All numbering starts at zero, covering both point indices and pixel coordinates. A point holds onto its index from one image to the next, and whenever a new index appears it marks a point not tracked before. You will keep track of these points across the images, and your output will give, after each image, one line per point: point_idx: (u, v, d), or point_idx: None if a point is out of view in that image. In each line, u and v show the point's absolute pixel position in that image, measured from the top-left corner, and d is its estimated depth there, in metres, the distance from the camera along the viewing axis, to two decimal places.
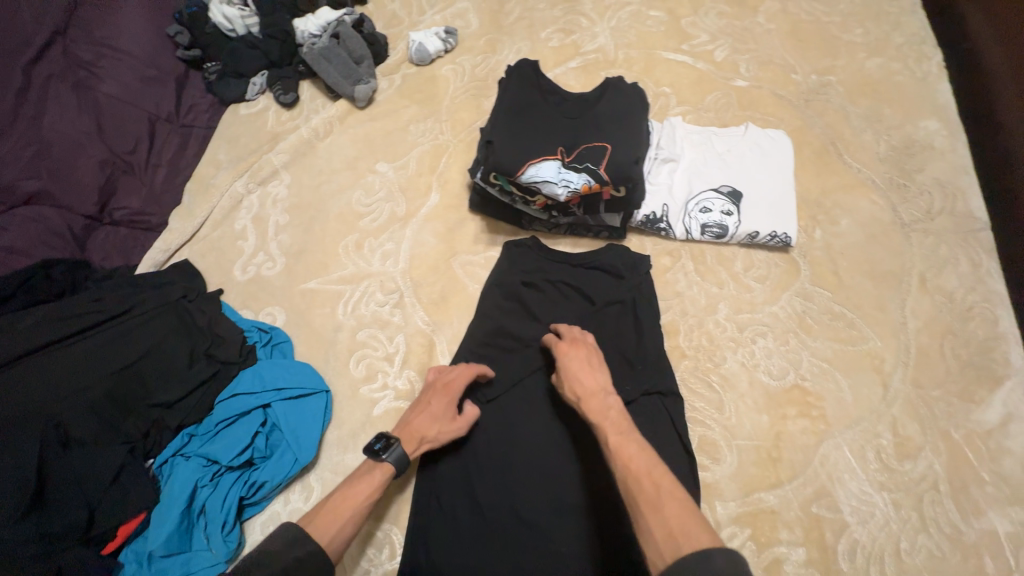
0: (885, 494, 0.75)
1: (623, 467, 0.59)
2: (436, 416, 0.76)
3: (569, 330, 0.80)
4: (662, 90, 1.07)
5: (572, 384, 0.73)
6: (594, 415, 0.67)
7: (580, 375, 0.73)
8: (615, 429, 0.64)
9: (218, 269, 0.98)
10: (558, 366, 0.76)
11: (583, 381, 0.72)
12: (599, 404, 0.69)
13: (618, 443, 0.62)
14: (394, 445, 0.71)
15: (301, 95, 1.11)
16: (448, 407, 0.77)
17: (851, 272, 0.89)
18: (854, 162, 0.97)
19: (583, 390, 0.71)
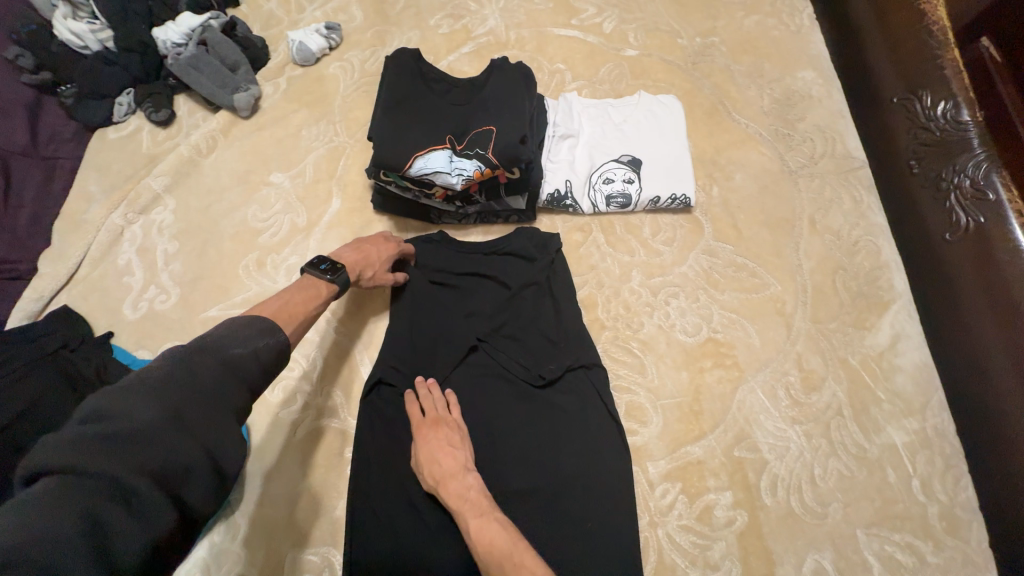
0: (797, 427, 0.79)
1: (483, 554, 0.64)
2: (376, 256, 0.81)
3: (430, 404, 0.77)
4: (557, 67, 1.06)
5: (429, 466, 0.73)
6: (454, 500, 0.69)
7: (442, 457, 0.73)
8: (475, 512, 0.68)
9: (104, 310, 0.89)
10: (417, 446, 0.75)
11: (442, 463, 0.72)
12: (458, 486, 0.70)
13: (478, 530, 0.65)
14: (343, 269, 0.73)
15: (177, 111, 1.02)
16: (388, 253, 0.82)
17: (749, 224, 0.93)
18: (742, 118, 1.00)
19: (441, 473, 0.72)
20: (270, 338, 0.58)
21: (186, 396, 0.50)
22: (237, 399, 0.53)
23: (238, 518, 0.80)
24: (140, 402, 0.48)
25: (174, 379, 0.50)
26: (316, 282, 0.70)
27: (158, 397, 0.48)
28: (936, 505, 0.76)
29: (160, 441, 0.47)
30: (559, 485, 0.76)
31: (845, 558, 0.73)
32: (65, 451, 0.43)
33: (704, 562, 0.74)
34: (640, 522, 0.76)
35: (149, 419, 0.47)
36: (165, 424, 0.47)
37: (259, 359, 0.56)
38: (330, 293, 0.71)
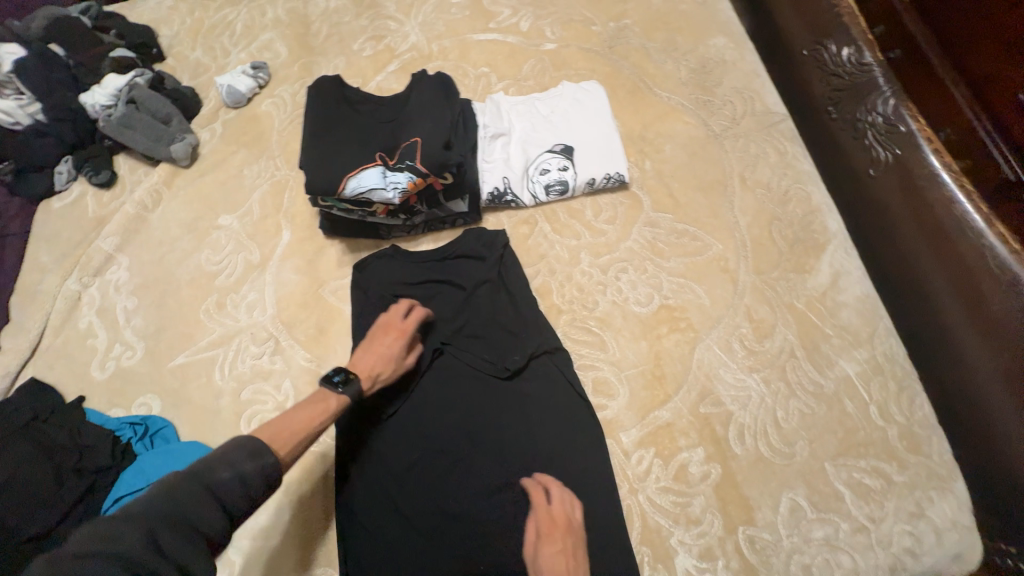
0: (756, 375, 0.83)
1: None
2: (386, 355, 0.79)
3: (558, 506, 0.70)
4: (481, 71, 1.10)
5: None
6: None
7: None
8: None
9: (72, 377, 0.90)
10: (536, 553, 0.66)
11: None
12: None
13: None
14: (353, 380, 0.74)
15: (118, 170, 1.04)
16: (401, 348, 0.81)
17: (684, 191, 0.96)
18: (663, 92, 1.05)
19: None
20: (256, 459, 0.61)
21: (167, 520, 0.52)
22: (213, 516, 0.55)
23: (233, 555, 0.82)
24: (122, 528, 0.50)
25: (154, 509, 0.53)
26: (328, 398, 0.72)
27: (139, 522, 0.51)
28: (895, 426, 0.79)
29: (139, 560, 0.48)
30: (538, 468, 0.78)
31: (818, 491, 0.76)
32: (92, 541, 0.49)
33: (686, 518, 0.76)
34: (620, 491, 0.78)
35: (129, 542, 0.49)
36: (145, 548, 0.49)
37: (248, 481, 0.59)
38: (340, 406, 0.72)
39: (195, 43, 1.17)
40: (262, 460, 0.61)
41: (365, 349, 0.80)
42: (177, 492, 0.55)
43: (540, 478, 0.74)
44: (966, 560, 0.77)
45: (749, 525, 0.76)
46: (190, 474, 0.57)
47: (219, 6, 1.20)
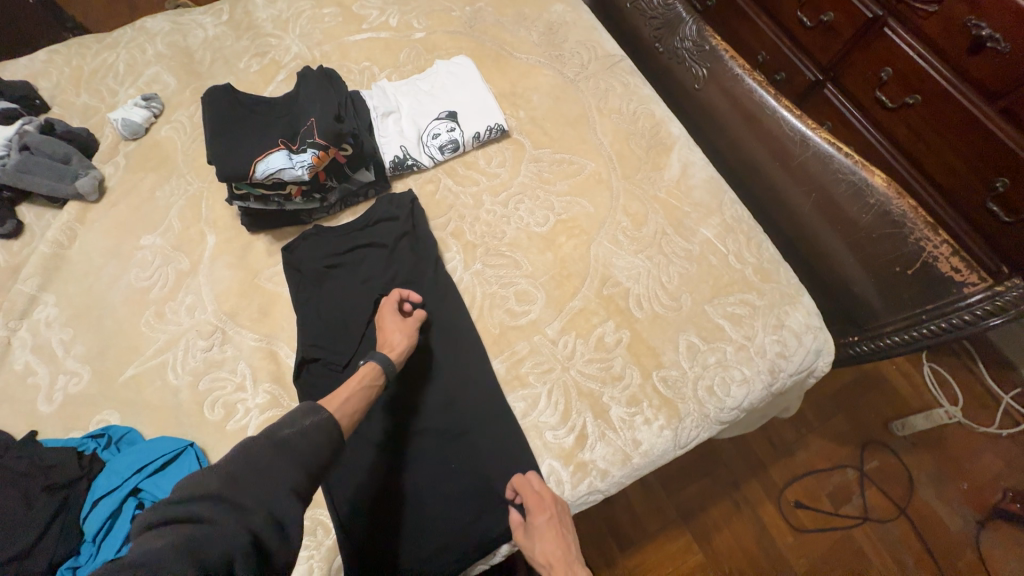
0: (640, 254, 1.01)
1: None
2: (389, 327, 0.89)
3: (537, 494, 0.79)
4: (363, 65, 1.23)
5: (539, 550, 0.75)
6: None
7: (557, 548, 0.75)
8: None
9: (17, 416, 0.91)
10: (528, 532, 0.77)
11: (555, 549, 0.75)
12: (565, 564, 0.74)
13: None
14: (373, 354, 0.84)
15: (23, 219, 1.06)
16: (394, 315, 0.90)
17: (555, 128, 1.14)
18: (522, 55, 1.23)
19: (552, 554, 0.75)
20: (313, 417, 0.68)
21: (239, 468, 0.60)
22: (285, 469, 0.62)
23: None
24: (200, 480, 0.59)
25: (236, 463, 0.61)
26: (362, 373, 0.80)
27: (218, 473, 0.59)
28: (750, 266, 1.00)
29: (229, 500, 0.57)
30: (483, 371, 0.92)
31: (704, 328, 0.95)
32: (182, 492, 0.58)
33: (611, 377, 0.92)
34: (555, 372, 0.92)
35: (209, 488, 0.58)
36: (223, 490, 0.58)
37: (306, 433, 0.65)
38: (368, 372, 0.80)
39: (79, 89, 1.21)
40: (320, 415, 0.68)
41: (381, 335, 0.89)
42: (250, 449, 0.62)
43: (518, 478, 0.82)
44: (826, 353, 0.98)
45: (660, 368, 0.92)
46: (258, 436, 0.64)
47: (95, 52, 1.24)
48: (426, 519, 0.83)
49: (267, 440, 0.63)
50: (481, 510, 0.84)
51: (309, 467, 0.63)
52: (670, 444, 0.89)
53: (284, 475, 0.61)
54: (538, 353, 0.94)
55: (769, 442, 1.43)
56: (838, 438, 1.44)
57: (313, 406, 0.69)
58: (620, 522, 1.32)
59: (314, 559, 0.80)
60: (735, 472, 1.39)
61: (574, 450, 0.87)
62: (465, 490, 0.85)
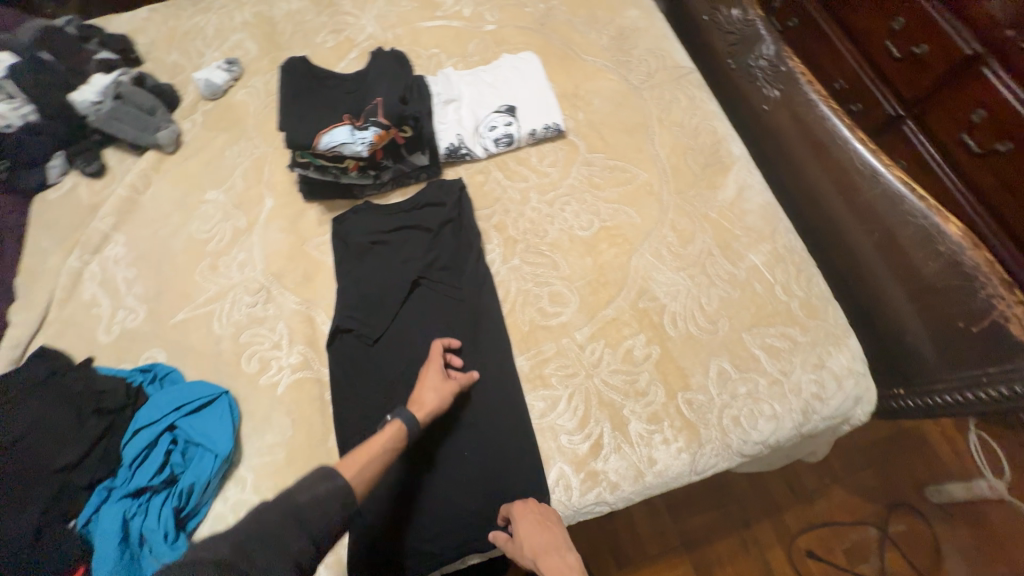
0: (682, 272, 0.99)
1: None
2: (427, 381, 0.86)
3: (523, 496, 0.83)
4: (431, 52, 1.25)
5: (526, 542, 0.75)
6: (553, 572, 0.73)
7: (543, 538, 0.76)
8: None
9: (80, 341, 0.99)
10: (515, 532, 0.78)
11: (541, 538, 0.76)
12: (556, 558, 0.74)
13: None
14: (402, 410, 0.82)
15: (107, 162, 1.15)
16: (436, 367, 0.88)
17: (612, 134, 1.13)
18: (589, 57, 1.23)
19: (540, 546, 0.75)
20: (324, 484, 0.70)
21: (250, 535, 0.63)
22: (292, 541, 0.64)
23: (244, 472, 0.87)
24: (213, 542, 0.62)
25: (248, 530, 0.64)
26: (385, 431, 0.80)
27: (228, 539, 0.62)
28: (796, 299, 0.96)
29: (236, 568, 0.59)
30: (507, 365, 0.93)
31: (738, 356, 0.92)
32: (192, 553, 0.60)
33: (635, 392, 0.90)
34: (579, 378, 0.92)
35: (219, 552, 0.61)
36: (231, 556, 0.60)
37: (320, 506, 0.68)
38: (393, 435, 0.79)
39: (170, 47, 1.29)
40: (331, 484, 0.70)
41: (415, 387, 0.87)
42: (264, 515, 0.66)
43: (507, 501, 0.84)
44: (866, 401, 0.93)
45: (686, 390, 0.90)
46: (273, 501, 0.67)
47: (189, 15, 1.33)
48: (433, 500, 0.84)
49: (281, 508, 0.66)
50: (486, 502, 0.84)
51: (315, 540, 0.66)
52: (685, 469, 0.87)
53: (291, 549, 0.64)
54: (564, 356, 0.94)
55: (788, 486, 1.37)
56: (865, 494, 1.36)
57: (326, 473, 0.71)
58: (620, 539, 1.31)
59: None
60: (747, 510, 1.34)
61: (587, 458, 0.86)
62: (474, 479, 0.86)
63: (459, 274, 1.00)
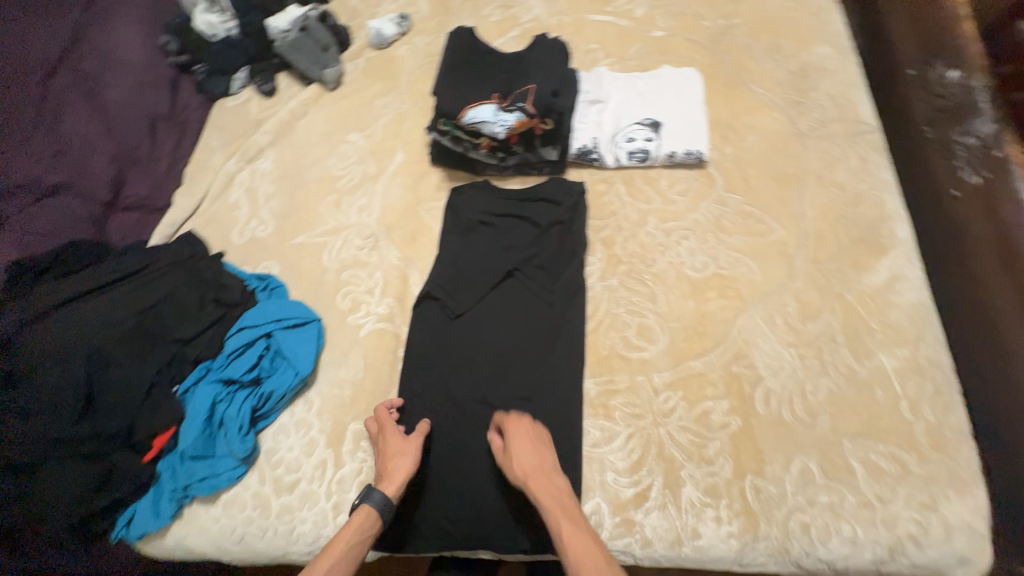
0: (792, 349, 0.89)
1: (567, 549, 0.71)
2: (388, 450, 0.84)
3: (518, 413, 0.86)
4: (590, 47, 1.22)
5: (518, 463, 0.80)
6: (543, 496, 0.76)
7: (533, 459, 0.80)
8: (570, 519, 0.75)
9: (218, 235, 1.13)
10: (507, 448, 0.82)
11: (531, 460, 0.80)
12: (547, 483, 0.78)
13: (569, 534, 0.72)
14: (370, 489, 0.80)
15: (279, 85, 1.28)
16: (393, 435, 0.85)
17: (758, 178, 1.03)
18: (757, 88, 1.12)
19: (530, 469, 0.79)
20: None
21: None
22: None
23: (314, 395, 0.95)
24: None
25: None
26: (359, 517, 0.79)
27: None
28: (922, 423, 0.82)
29: None
30: (575, 383, 0.90)
31: (830, 460, 0.81)
32: None
33: (699, 456, 0.84)
34: (644, 420, 0.87)
35: None
36: None
37: None
38: (368, 518, 0.78)
39: None
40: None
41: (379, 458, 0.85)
42: None
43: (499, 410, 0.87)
44: (974, 567, 0.75)
45: (757, 475, 0.82)
46: None
47: None
48: (466, 485, 0.86)
49: None
50: (515, 507, 0.84)
51: None
52: (729, 557, 0.79)
53: None
54: (634, 394, 0.89)
55: None
56: None
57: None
58: None
59: (365, 463, 0.89)
60: None
61: (627, 504, 0.82)
62: (509, 482, 0.86)
63: (554, 277, 0.98)
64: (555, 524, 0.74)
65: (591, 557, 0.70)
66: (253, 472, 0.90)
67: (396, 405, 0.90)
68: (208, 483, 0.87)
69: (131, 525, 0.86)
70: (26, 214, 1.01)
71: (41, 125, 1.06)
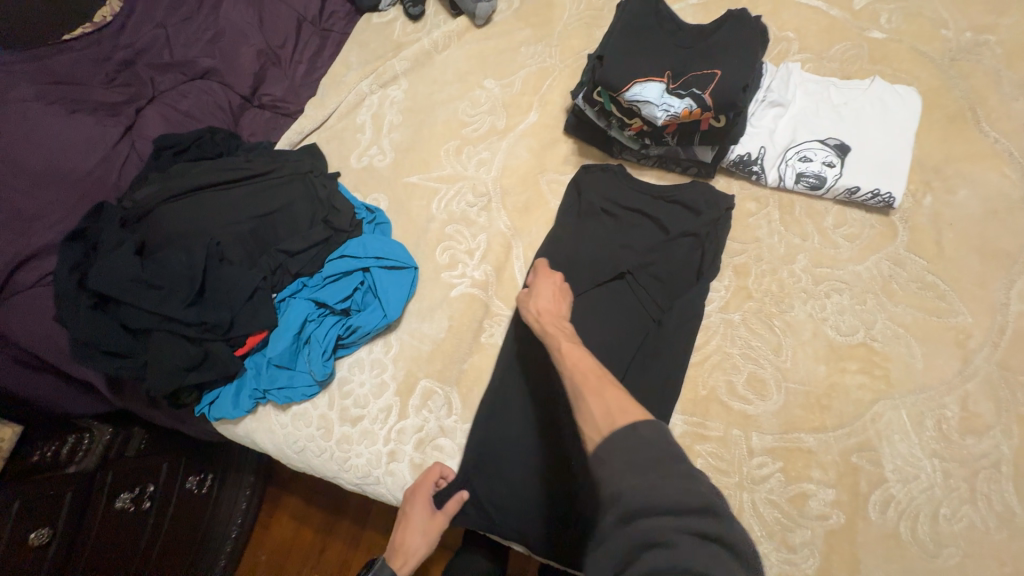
0: (936, 460, 0.74)
1: (572, 369, 0.70)
2: (411, 524, 0.81)
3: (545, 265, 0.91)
4: (785, 35, 1.00)
5: (535, 301, 0.84)
6: (553, 331, 0.78)
7: (549, 298, 0.84)
8: (573, 343, 0.75)
9: (338, 155, 1.12)
10: (530, 290, 0.87)
11: (546, 300, 0.84)
12: (558, 323, 0.80)
13: (570, 350, 0.73)
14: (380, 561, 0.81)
15: (426, 10, 1.21)
16: (421, 510, 0.82)
17: (956, 245, 0.83)
18: (993, 131, 0.88)
19: (547, 309, 0.82)
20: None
21: None
22: None
23: (393, 339, 0.95)
24: None
25: None
26: None
27: None
28: None
29: None
30: (662, 416, 0.81)
31: None
32: None
33: (782, 540, 0.74)
34: (729, 480, 0.78)
35: None
36: None
37: None
38: None
39: None
40: None
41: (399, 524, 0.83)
42: None
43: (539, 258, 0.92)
44: None
45: None
46: None
47: None
48: (518, 479, 0.83)
49: None
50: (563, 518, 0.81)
51: None
52: None
53: None
54: (725, 448, 0.79)
55: None
56: None
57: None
58: None
59: (427, 421, 0.89)
60: None
61: None
62: (564, 490, 0.82)
63: (670, 294, 0.87)
64: (554, 343, 0.76)
65: (586, 366, 0.70)
66: (324, 395, 0.93)
67: (434, 472, 0.84)
68: (284, 392, 0.91)
69: (213, 406, 0.93)
70: (177, 94, 1.09)
71: (206, 12, 1.15)
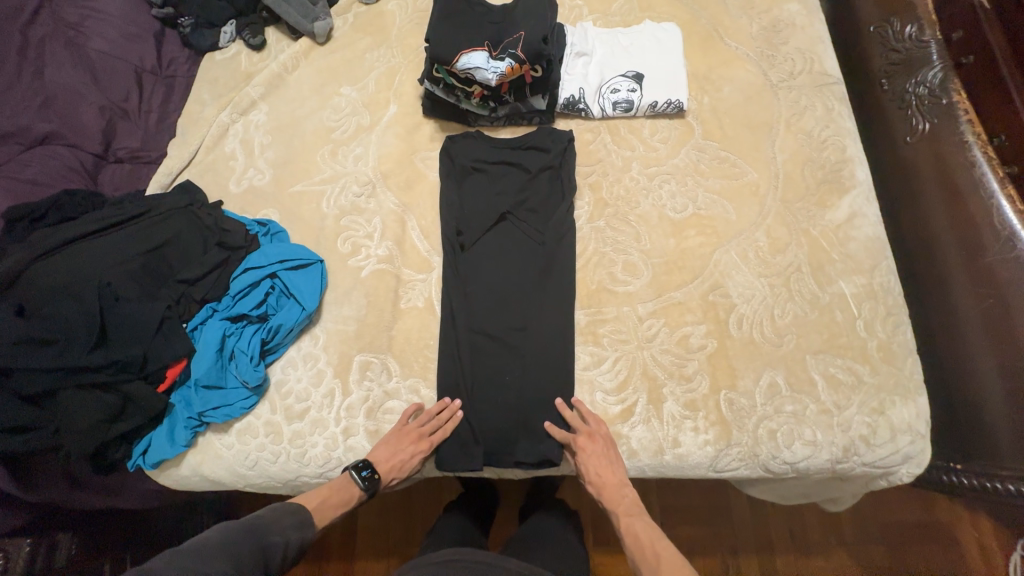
0: (763, 279, 0.97)
1: (632, 543, 0.83)
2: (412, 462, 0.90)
3: (586, 423, 0.89)
4: (575, 3, 1.24)
5: (592, 477, 0.88)
6: (611, 502, 0.87)
7: (604, 474, 0.87)
8: (626, 510, 0.87)
9: (216, 185, 1.15)
10: (579, 460, 0.89)
11: (600, 473, 0.87)
12: (615, 492, 0.87)
13: (626, 524, 0.85)
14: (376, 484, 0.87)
15: (267, 39, 1.28)
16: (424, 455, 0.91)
17: (732, 126, 1.10)
18: (733, 42, 1.17)
19: (603, 482, 0.87)
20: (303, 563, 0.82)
21: None
22: None
23: (318, 331, 1.00)
24: None
25: None
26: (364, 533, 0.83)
27: None
28: (875, 339, 0.93)
29: None
30: (567, 315, 0.97)
31: (796, 375, 0.91)
32: None
33: (680, 375, 0.92)
34: (630, 347, 0.95)
35: None
36: None
37: None
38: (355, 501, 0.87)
39: None
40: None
41: (400, 453, 0.89)
42: None
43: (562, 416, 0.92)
44: (914, 463, 0.89)
45: (731, 389, 0.91)
46: None
47: None
48: (465, 409, 0.94)
49: None
50: (514, 427, 0.93)
51: None
52: (706, 462, 0.89)
53: None
54: (621, 323, 0.97)
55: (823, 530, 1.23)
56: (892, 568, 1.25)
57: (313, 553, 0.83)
58: (607, 522, 1.24)
59: (371, 390, 0.96)
60: (738, 540, 1.23)
61: (615, 419, 0.91)
62: (506, 404, 0.94)
63: (546, 219, 1.04)
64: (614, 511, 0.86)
65: (646, 535, 0.82)
66: (264, 402, 0.95)
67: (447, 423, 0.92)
68: (221, 412, 0.92)
69: (148, 453, 0.91)
70: (18, 164, 1.04)
71: (28, 77, 1.11)
